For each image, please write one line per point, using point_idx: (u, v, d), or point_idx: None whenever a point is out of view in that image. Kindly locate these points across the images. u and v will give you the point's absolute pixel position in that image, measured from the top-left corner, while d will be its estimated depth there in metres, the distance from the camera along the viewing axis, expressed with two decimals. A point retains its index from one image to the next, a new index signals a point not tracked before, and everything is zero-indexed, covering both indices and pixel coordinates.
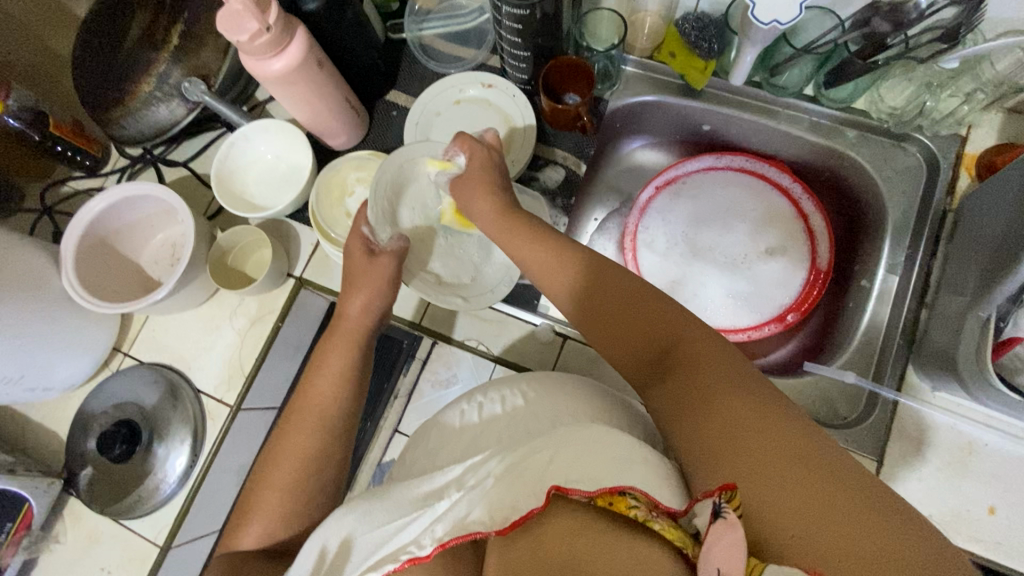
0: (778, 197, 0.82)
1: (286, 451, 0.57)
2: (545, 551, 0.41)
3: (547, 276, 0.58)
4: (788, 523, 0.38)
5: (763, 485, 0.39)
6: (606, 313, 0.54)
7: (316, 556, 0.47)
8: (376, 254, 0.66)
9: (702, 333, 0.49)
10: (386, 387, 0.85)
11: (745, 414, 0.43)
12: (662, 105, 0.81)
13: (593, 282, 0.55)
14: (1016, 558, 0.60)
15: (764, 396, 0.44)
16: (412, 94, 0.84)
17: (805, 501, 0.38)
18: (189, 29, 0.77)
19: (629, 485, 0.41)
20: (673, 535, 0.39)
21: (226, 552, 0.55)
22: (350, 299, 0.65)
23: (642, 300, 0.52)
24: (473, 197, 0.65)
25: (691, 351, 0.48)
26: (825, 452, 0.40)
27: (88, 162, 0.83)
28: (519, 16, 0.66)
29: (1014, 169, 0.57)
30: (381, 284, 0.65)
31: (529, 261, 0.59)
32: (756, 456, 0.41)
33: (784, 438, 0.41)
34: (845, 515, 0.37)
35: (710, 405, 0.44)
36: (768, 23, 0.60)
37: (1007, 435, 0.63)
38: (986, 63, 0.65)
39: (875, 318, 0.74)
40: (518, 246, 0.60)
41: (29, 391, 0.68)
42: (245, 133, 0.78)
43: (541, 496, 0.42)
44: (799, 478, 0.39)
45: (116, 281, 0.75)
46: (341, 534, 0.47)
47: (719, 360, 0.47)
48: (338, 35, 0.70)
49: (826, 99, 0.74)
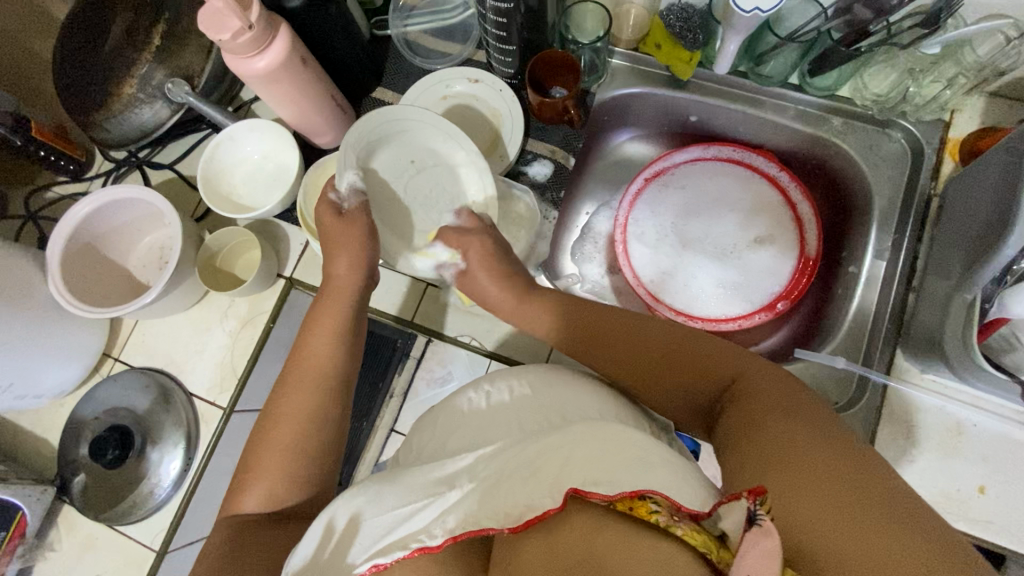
0: (766, 186, 0.82)
1: (280, 429, 0.56)
2: (562, 551, 0.41)
3: (538, 324, 0.63)
4: (821, 526, 0.38)
5: (798, 495, 0.40)
6: (606, 338, 0.58)
7: (323, 530, 0.46)
8: (344, 212, 0.65)
9: (754, 369, 0.51)
10: (381, 386, 0.84)
11: (792, 435, 0.43)
12: (648, 96, 0.82)
13: (579, 309, 0.61)
14: (1006, 536, 0.61)
15: (807, 417, 0.45)
16: (399, 90, 0.84)
17: (838, 519, 0.38)
18: (170, 30, 0.76)
19: (650, 489, 0.41)
20: (697, 540, 0.39)
21: (230, 515, 0.54)
22: (335, 259, 0.65)
23: (669, 339, 0.55)
24: (475, 278, 0.67)
25: (743, 385, 0.50)
26: (847, 453, 0.41)
27: (72, 167, 0.82)
28: (503, 9, 0.66)
29: (995, 155, 0.58)
30: (359, 240, 0.64)
31: (535, 318, 0.63)
32: (797, 470, 0.41)
33: (815, 447, 0.42)
34: (882, 537, 0.36)
35: (758, 427, 0.45)
36: (751, 10, 0.60)
37: (995, 416, 0.64)
38: (967, 48, 0.65)
39: (863, 304, 0.75)
40: (525, 311, 0.64)
41: (17, 398, 0.68)
42: (231, 133, 0.77)
43: (558, 497, 0.42)
44: (833, 497, 0.39)
45: (104, 286, 0.75)
46: (350, 509, 0.46)
47: (767, 387, 0.48)
48: (321, 32, 0.70)
49: (812, 88, 0.75)
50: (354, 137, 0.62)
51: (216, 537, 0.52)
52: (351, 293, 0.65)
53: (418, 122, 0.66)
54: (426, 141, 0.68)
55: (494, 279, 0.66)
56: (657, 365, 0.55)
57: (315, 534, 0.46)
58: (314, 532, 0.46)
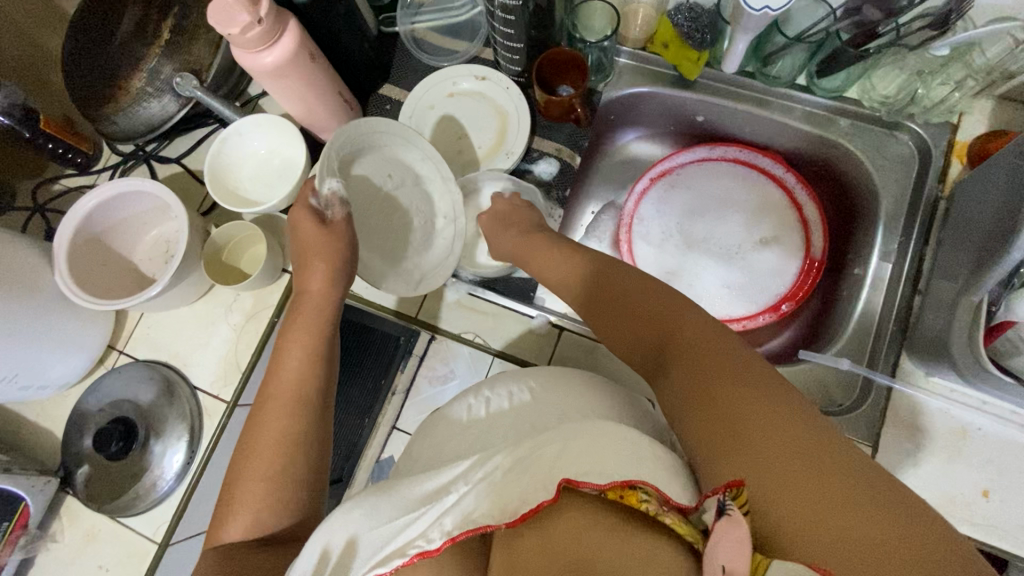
0: (773, 187, 0.82)
1: (281, 422, 0.56)
2: (554, 547, 0.41)
3: (551, 269, 0.65)
4: (792, 514, 0.37)
5: (767, 479, 0.39)
6: (611, 311, 0.57)
7: (318, 559, 0.45)
8: (327, 222, 0.64)
9: (716, 332, 0.49)
10: (382, 383, 0.82)
11: (760, 410, 0.41)
12: (656, 96, 0.81)
13: (598, 276, 0.61)
14: (1011, 541, 0.61)
15: (773, 390, 0.43)
16: (406, 87, 0.84)
17: (806, 492, 0.37)
18: (179, 25, 0.77)
19: (640, 479, 0.41)
20: (684, 530, 0.40)
21: (211, 547, 0.53)
22: (312, 273, 0.65)
23: (655, 308, 0.54)
24: (495, 229, 0.73)
25: (699, 348, 0.48)
26: (814, 431, 0.40)
27: (80, 160, 0.82)
28: (511, 7, 0.66)
29: (1004, 156, 0.58)
30: (338, 254, 0.64)
31: (559, 269, 0.64)
32: (767, 454, 0.39)
33: (785, 427, 0.40)
34: (855, 518, 0.35)
35: (720, 401, 0.44)
36: (760, 10, 0.59)
37: (1000, 420, 0.64)
38: (975, 50, 0.65)
39: (869, 305, 0.74)
40: (539, 262, 0.66)
41: (23, 389, 0.68)
42: (238, 128, 0.77)
43: (550, 489, 0.42)
44: (803, 475, 0.38)
45: (111, 278, 0.75)
46: (346, 535, 0.45)
47: (730, 352, 0.47)
48: (329, 27, 0.70)
49: (819, 89, 0.75)
50: (339, 142, 0.60)
51: (201, 564, 0.51)
52: (327, 304, 0.66)
53: (405, 139, 0.67)
54: (403, 157, 0.69)
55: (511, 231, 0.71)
56: (629, 318, 0.55)
57: (310, 561, 0.45)
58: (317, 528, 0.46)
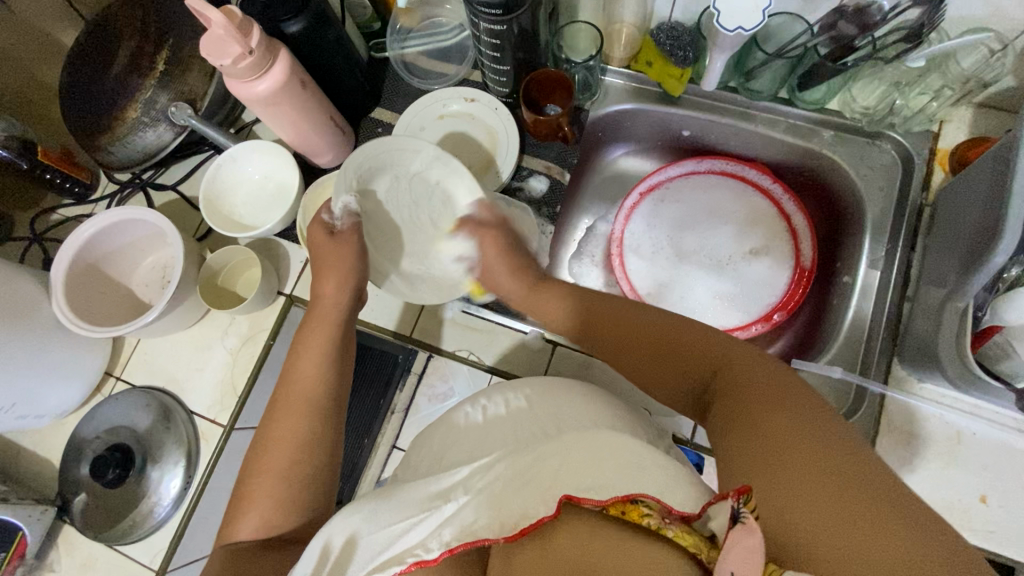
0: (760, 198, 0.83)
1: (273, 446, 0.56)
2: (555, 556, 0.41)
3: (548, 312, 0.63)
4: (806, 527, 0.36)
5: (780, 491, 0.38)
6: (612, 336, 0.56)
7: (318, 554, 0.45)
8: (336, 234, 0.66)
9: (739, 355, 0.48)
10: (383, 402, 0.84)
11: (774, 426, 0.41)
12: (641, 113, 0.83)
13: (581, 305, 0.61)
14: (1011, 546, 0.60)
15: (787, 405, 0.42)
16: (397, 110, 0.85)
17: (821, 502, 0.36)
18: (173, 57, 0.79)
19: (641, 492, 0.41)
20: (688, 540, 0.39)
21: (224, 543, 0.53)
22: (324, 281, 0.65)
23: (674, 332, 0.53)
24: (504, 275, 0.67)
25: (731, 373, 0.47)
26: (826, 445, 0.39)
27: (77, 189, 0.84)
28: (496, 31, 0.67)
29: (983, 163, 0.59)
30: (345, 263, 0.65)
31: (545, 308, 0.64)
32: (779, 465, 0.39)
33: (796, 440, 0.39)
34: (879, 536, 0.34)
35: (747, 423, 0.43)
36: (732, 30, 0.61)
37: (994, 424, 0.64)
38: (952, 61, 0.67)
39: (858, 313, 0.75)
40: (540, 301, 0.64)
41: (21, 418, 0.68)
42: (232, 154, 0.79)
43: (551, 505, 0.43)
44: (820, 488, 0.37)
45: (107, 305, 0.76)
46: (347, 528, 0.46)
47: (750, 372, 0.46)
48: (319, 55, 0.72)
49: (800, 102, 0.76)
50: (358, 159, 0.65)
51: (212, 563, 0.52)
52: (338, 312, 0.65)
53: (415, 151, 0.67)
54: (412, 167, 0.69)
55: (510, 273, 0.67)
56: (631, 346, 0.55)
57: (311, 555, 0.45)
58: (308, 552, 0.45)
